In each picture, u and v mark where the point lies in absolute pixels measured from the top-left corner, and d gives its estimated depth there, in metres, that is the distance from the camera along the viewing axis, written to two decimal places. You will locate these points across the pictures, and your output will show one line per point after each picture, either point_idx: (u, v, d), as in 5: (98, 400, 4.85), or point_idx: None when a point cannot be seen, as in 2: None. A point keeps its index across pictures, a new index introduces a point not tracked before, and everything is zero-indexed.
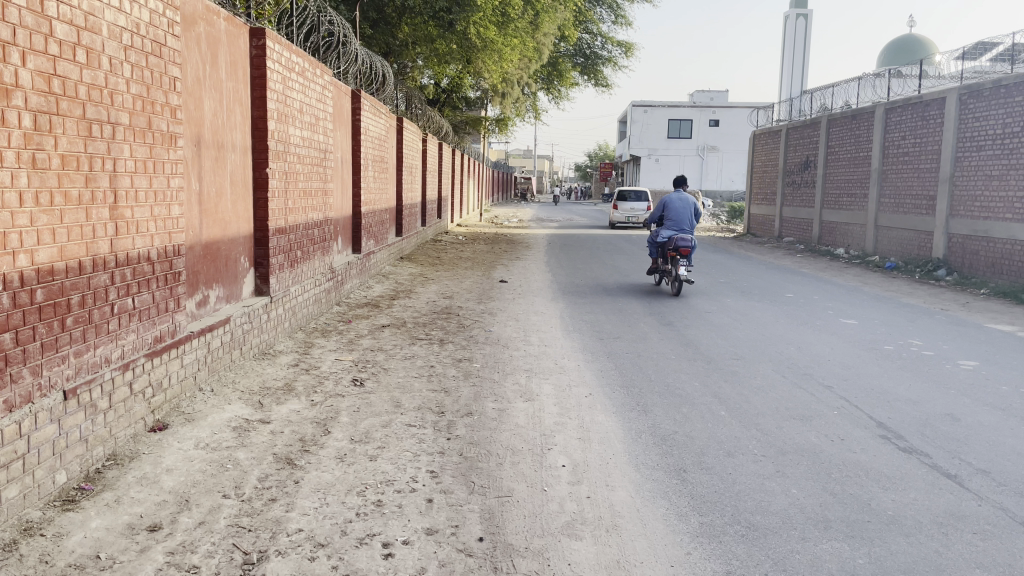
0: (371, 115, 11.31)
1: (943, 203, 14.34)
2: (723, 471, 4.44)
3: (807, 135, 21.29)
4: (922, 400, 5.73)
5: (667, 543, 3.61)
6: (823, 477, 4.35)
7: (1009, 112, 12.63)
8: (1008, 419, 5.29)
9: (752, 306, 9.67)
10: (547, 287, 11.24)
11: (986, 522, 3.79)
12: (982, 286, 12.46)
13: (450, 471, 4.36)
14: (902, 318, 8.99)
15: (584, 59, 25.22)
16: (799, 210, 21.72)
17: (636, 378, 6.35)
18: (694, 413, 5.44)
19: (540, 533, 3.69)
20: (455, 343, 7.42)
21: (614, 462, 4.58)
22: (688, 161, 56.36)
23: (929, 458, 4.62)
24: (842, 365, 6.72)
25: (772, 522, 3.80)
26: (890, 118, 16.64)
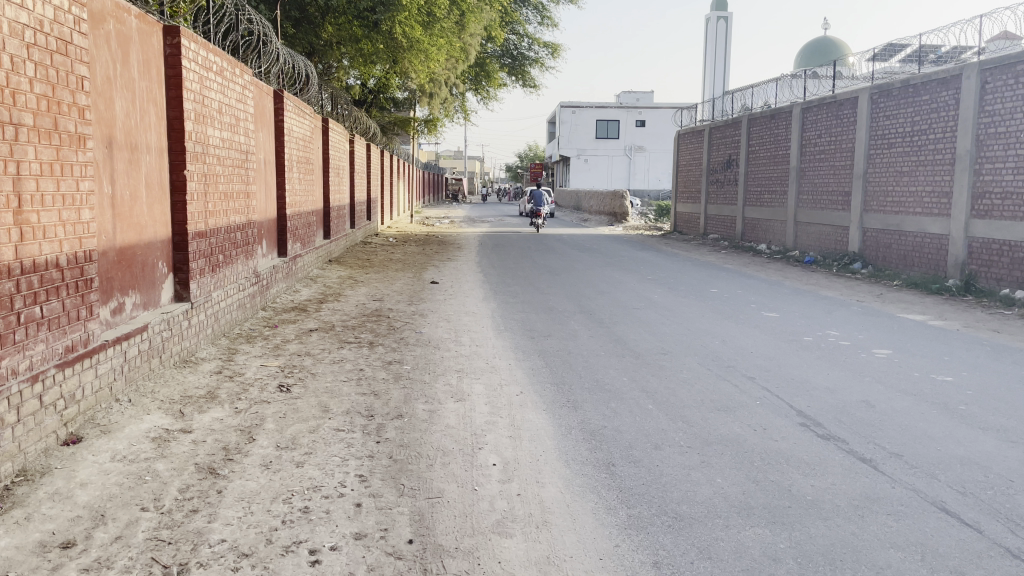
0: (295, 116, 11.11)
1: (857, 199, 14.90)
2: (651, 464, 4.50)
3: (729, 134, 21.85)
4: (839, 388, 5.94)
5: (596, 537, 3.64)
6: (746, 466, 4.46)
7: (917, 111, 13.21)
8: (919, 404, 5.53)
9: (679, 301, 9.87)
10: (479, 287, 11.23)
11: (899, 503, 3.95)
12: (894, 278, 13.01)
13: (379, 474, 4.32)
14: (820, 310, 9.31)
15: (511, 59, 25.26)
16: (722, 208, 22.26)
17: (566, 374, 6.41)
18: (623, 407, 5.52)
19: (470, 533, 3.68)
20: (385, 346, 7.34)
21: (544, 458, 4.61)
22: (616, 161, 57.15)
23: (845, 444, 4.78)
24: (764, 357, 6.91)
25: (697, 511, 3.88)
26: (807, 117, 17.20)
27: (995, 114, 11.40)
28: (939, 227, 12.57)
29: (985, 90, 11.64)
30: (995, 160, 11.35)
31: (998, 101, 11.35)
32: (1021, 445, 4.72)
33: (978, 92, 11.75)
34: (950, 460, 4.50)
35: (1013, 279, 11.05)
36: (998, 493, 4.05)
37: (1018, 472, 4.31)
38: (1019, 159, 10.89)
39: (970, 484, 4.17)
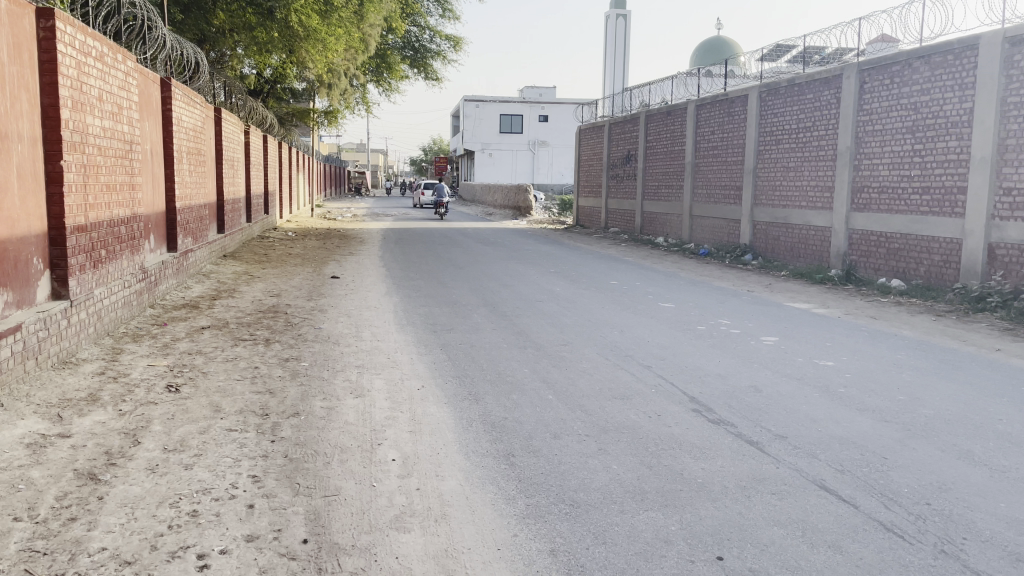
0: (184, 105, 10.66)
1: (748, 193, 15.51)
2: (549, 453, 4.56)
3: (628, 130, 22.33)
4: (730, 374, 6.18)
5: (494, 527, 3.67)
6: (641, 452, 4.58)
7: (802, 109, 13.85)
8: (803, 388, 5.82)
9: (581, 293, 10.03)
10: (380, 281, 11.10)
11: (783, 483, 4.14)
12: (782, 269, 13.62)
13: (273, 474, 4.20)
14: (713, 300, 9.65)
15: (413, 51, 24.98)
16: (622, 202, 22.76)
17: (467, 367, 6.41)
18: (524, 398, 5.57)
19: (367, 530, 3.63)
20: (282, 343, 7.15)
21: (443, 452, 4.60)
22: (520, 155, 57.54)
23: (734, 427, 4.98)
24: (660, 346, 7.10)
25: (594, 498, 3.96)
26: (700, 114, 17.78)
27: (873, 113, 12.09)
28: (823, 220, 13.23)
29: (863, 90, 12.32)
30: (873, 157, 12.04)
31: (875, 101, 12.03)
32: (894, 424, 5.03)
33: (857, 91, 12.43)
34: (829, 440, 4.75)
35: (889, 269, 11.75)
36: (872, 470, 4.30)
37: (891, 450, 4.59)
38: (894, 156, 11.58)
39: (848, 462, 4.41)
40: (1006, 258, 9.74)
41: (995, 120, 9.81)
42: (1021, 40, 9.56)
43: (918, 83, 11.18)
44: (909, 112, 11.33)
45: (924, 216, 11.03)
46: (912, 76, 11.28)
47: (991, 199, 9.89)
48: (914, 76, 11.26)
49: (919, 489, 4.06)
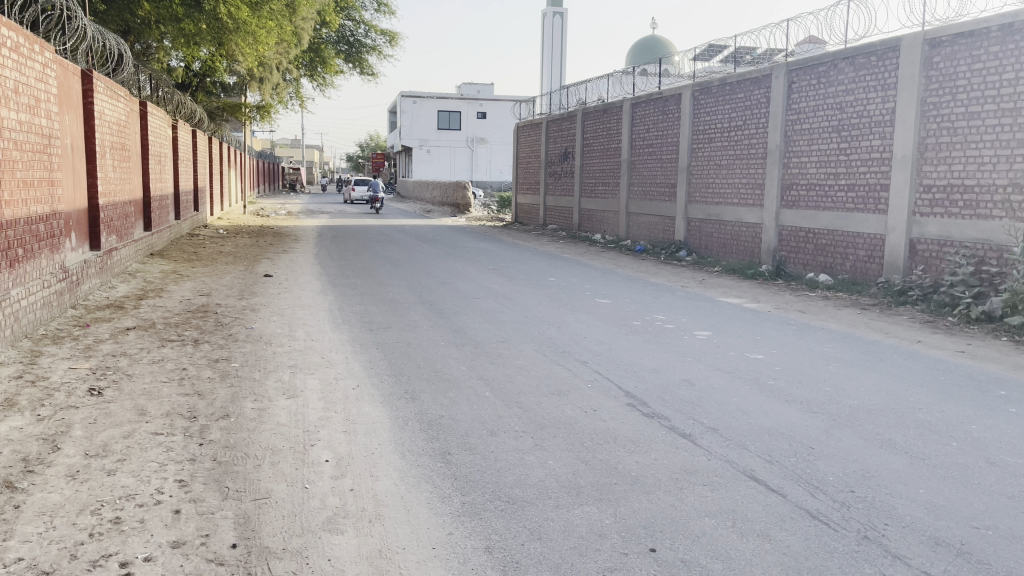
0: (108, 98, 10.28)
1: (682, 191, 15.78)
2: (486, 450, 4.55)
3: (565, 127, 22.47)
4: (664, 368, 6.27)
5: (429, 526, 3.63)
6: (576, 447, 4.60)
7: (734, 108, 14.16)
8: (734, 381, 5.94)
9: (518, 290, 10.04)
10: (315, 279, 10.91)
11: (714, 474, 4.22)
12: (715, 264, 13.90)
13: (201, 478, 4.08)
14: (648, 296, 9.78)
15: (347, 46, 24.63)
16: (559, 199, 22.91)
17: (403, 366, 6.35)
18: (460, 396, 5.54)
19: (298, 532, 3.56)
20: (212, 343, 6.96)
21: (378, 451, 4.54)
22: (457, 152, 57.41)
23: (667, 421, 5.05)
24: (597, 342, 7.16)
25: (530, 494, 3.96)
26: (636, 112, 18.01)
27: (801, 113, 12.43)
28: (754, 216, 13.55)
29: (791, 90, 12.66)
30: (801, 155, 12.38)
31: (803, 101, 12.37)
32: (820, 414, 5.17)
33: (786, 91, 12.75)
34: (759, 431, 4.86)
35: (816, 264, 12.10)
36: (800, 460, 4.41)
37: (817, 440, 4.72)
38: (821, 154, 11.93)
39: (776, 453, 4.52)
40: (926, 253, 10.13)
41: (915, 120, 10.20)
42: (939, 42, 9.95)
43: (843, 83, 11.54)
44: (835, 112, 11.69)
45: (849, 213, 11.39)
46: (837, 77, 11.63)
47: (911, 196, 10.28)
48: (839, 77, 11.61)
49: (843, 477, 4.18)
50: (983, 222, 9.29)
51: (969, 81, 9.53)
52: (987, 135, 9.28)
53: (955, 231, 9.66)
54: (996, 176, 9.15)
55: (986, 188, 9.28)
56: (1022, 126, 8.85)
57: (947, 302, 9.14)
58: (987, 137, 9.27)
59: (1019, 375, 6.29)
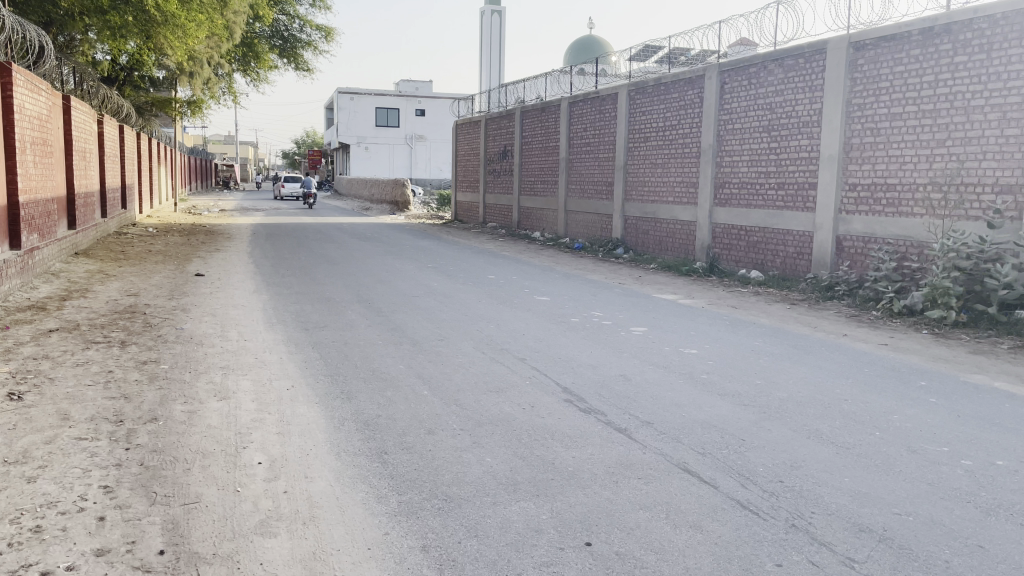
0: (27, 92, 9.87)
1: (619, 189, 15.98)
2: (423, 449, 4.52)
3: (504, 125, 22.51)
4: (600, 364, 6.35)
5: (365, 527, 3.60)
6: (514, 444, 4.62)
7: (669, 108, 14.40)
8: (669, 375, 6.05)
9: (457, 288, 10.01)
10: (250, 278, 10.68)
11: (649, 467, 4.28)
12: (651, 261, 14.11)
13: (127, 483, 3.96)
14: (586, 293, 9.88)
15: (282, 41, 24.16)
16: (498, 197, 22.95)
17: (339, 365, 6.27)
18: (398, 395, 5.50)
19: (229, 537, 3.48)
20: (140, 345, 6.75)
21: (313, 452, 4.48)
22: (396, 149, 56.96)
23: (604, 416, 5.11)
24: (535, 339, 7.20)
25: (467, 492, 3.96)
26: (573, 111, 18.15)
27: (732, 113, 12.71)
28: (688, 214, 13.80)
29: (723, 90, 12.94)
30: (733, 154, 12.67)
31: (735, 101, 12.66)
32: (751, 407, 5.30)
33: (718, 91, 13.03)
34: (692, 424, 4.96)
35: (748, 261, 12.39)
36: (732, 452, 4.52)
37: (748, 432, 4.84)
38: (753, 153, 12.23)
39: (709, 445, 4.61)
40: (852, 250, 10.47)
41: (841, 121, 10.54)
42: (864, 45, 10.30)
43: (772, 85, 11.84)
44: (765, 112, 11.99)
45: (780, 211, 11.70)
46: (767, 78, 11.94)
47: (838, 195, 10.61)
48: (769, 78, 11.91)
49: (772, 468, 4.30)
50: (905, 220, 9.67)
51: (892, 83, 9.89)
52: (909, 136, 9.64)
53: (879, 229, 10.02)
54: (916, 176, 9.52)
55: (908, 187, 9.65)
56: (941, 127, 9.23)
57: (871, 296, 9.48)
58: (909, 138, 9.64)
59: (938, 366, 6.57)
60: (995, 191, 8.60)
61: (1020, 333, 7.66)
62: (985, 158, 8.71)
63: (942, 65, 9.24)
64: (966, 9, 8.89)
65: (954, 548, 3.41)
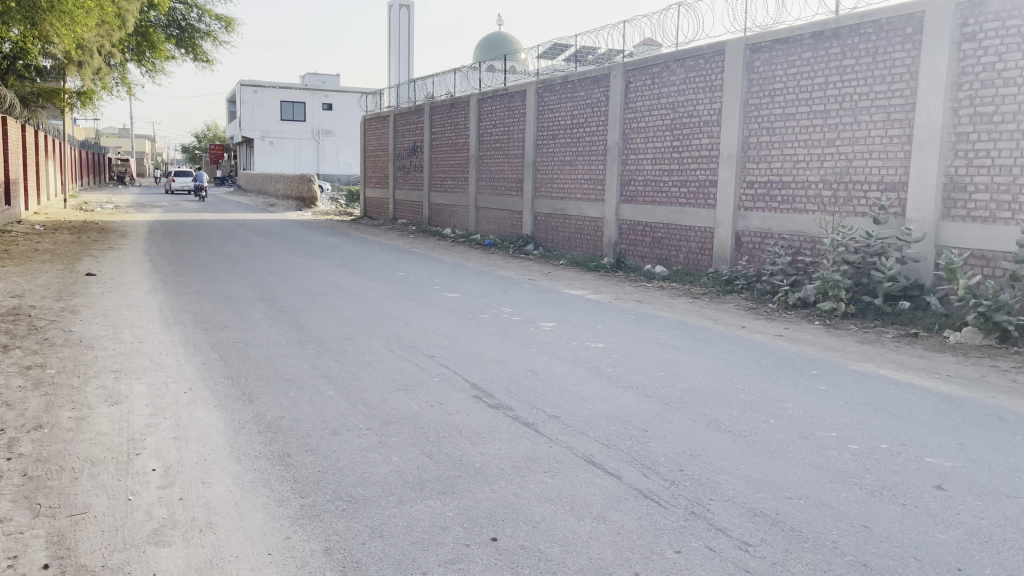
0: None
1: (529, 185, 16.11)
2: (327, 450, 4.44)
3: (413, 121, 22.34)
4: (509, 360, 6.38)
5: (265, 532, 3.50)
6: (421, 442, 4.59)
7: (576, 106, 14.60)
8: (575, 369, 6.14)
9: (365, 286, 9.87)
10: (146, 278, 10.24)
11: (556, 461, 4.33)
12: (560, 257, 14.28)
13: (7, 496, 3.73)
14: (496, 289, 9.92)
15: (179, 30, 23.23)
16: (408, 193, 22.78)
17: (241, 366, 6.09)
18: (301, 395, 5.38)
19: (119, 547, 3.33)
20: (24, 349, 6.37)
21: (212, 457, 4.33)
22: (302, 144, 55.75)
23: (512, 411, 5.14)
24: (444, 336, 7.18)
25: (372, 492, 3.91)
26: (482, 107, 18.18)
27: (637, 112, 13.00)
28: (596, 211, 14.03)
29: (628, 89, 13.20)
30: (638, 152, 12.95)
31: (639, 100, 12.94)
32: (654, 398, 5.43)
33: (623, 90, 13.29)
34: (598, 417, 5.04)
35: (653, 256, 12.70)
36: (635, 443, 4.62)
37: (651, 423, 4.95)
38: (657, 151, 12.53)
39: (613, 437, 4.71)
40: (750, 245, 10.86)
41: (739, 121, 10.92)
42: (759, 47, 10.70)
43: (674, 84, 12.17)
44: (668, 111, 12.30)
45: (682, 208, 12.03)
46: (670, 78, 12.25)
47: (737, 192, 11.00)
48: (671, 78, 12.22)
49: (673, 457, 4.42)
50: (799, 216, 10.11)
51: (785, 85, 10.30)
52: (802, 136, 10.08)
53: (775, 225, 10.44)
54: (809, 174, 9.97)
55: (801, 184, 10.10)
56: (830, 127, 9.69)
57: (768, 290, 9.86)
58: (801, 138, 10.08)
59: (829, 355, 6.89)
60: (880, 189, 9.09)
61: (903, 323, 8.13)
62: (871, 158, 9.20)
63: (832, 68, 9.69)
64: (854, 15, 9.35)
65: (841, 528, 3.58)
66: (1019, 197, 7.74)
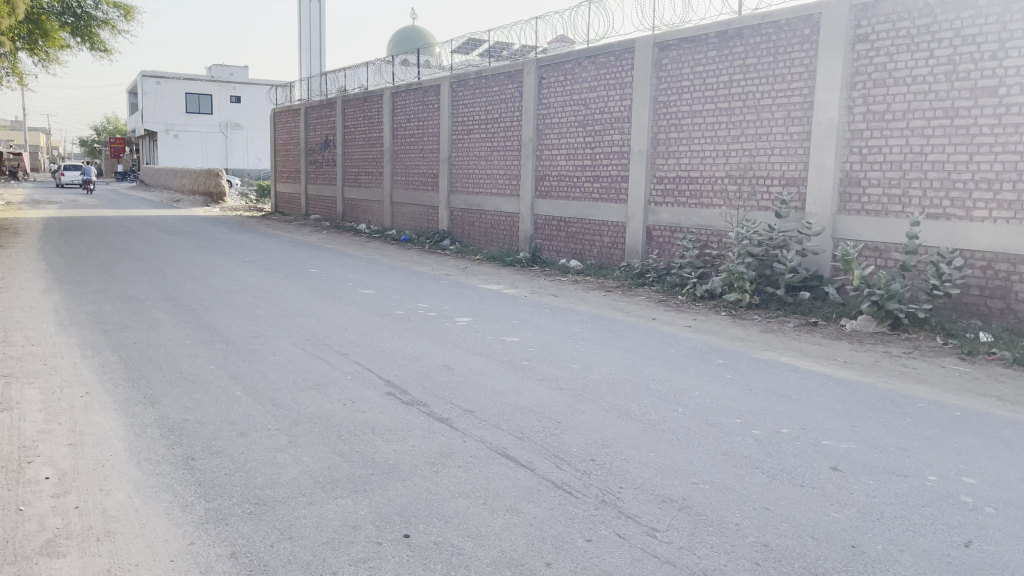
0: None
1: (444, 180, 16.05)
2: (234, 452, 4.32)
3: (325, 114, 21.93)
4: (424, 356, 6.35)
5: (168, 538, 3.39)
6: (332, 441, 4.52)
7: (490, 101, 14.63)
8: (491, 364, 6.16)
9: (276, 283, 9.65)
10: (39, 277, 9.72)
11: (469, 455, 4.34)
12: (477, 253, 14.29)
13: None
14: (411, 284, 9.85)
15: (74, 18, 22.15)
16: (321, 188, 22.36)
17: (143, 368, 5.87)
18: (208, 397, 5.22)
19: (9, 560, 3.16)
20: None
21: (111, 463, 4.16)
22: (210, 137, 54.00)
23: (426, 407, 5.12)
24: (357, 333, 7.08)
25: (281, 493, 3.83)
26: (396, 101, 18.01)
27: (550, 107, 13.12)
28: (511, 206, 14.10)
29: (542, 85, 13.31)
30: (552, 147, 13.08)
31: (552, 96, 13.07)
32: (567, 391, 5.50)
33: (537, 86, 13.39)
34: (512, 410, 5.08)
35: (568, 250, 12.86)
36: (548, 435, 4.67)
37: (564, 415, 5.02)
38: (570, 147, 12.68)
39: (527, 429, 4.75)
40: (660, 239, 11.11)
41: (650, 117, 11.15)
42: (668, 46, 10.94)
43: (586, 81, 12.33)
44: (580, 107, 12.46)
45: (596, 202, 12.22)
46: (582, 74, 12.40)
47: (647, 187, 11.24)
48: (583, 75, 12.39)
49: (585, 448, 4.49)
50: (706, 211, 10.41)
51: (692, 82, 10.58)
52: (708, 132, 10.38)
53: (684, 219, 10.71)
54: (716, 169, 10.27)
55: (708, 179, 10.39)
56: (735, 124, 10.00)
57: (678, 282, 10.12)
58: (708, 134, 10.37)
59: (734, 345, 7.13)
60: (782, 184, 9.45)
61: (804, 312, 8.48)
62: (773, 154, 9.55)
63: (735, 67, 9.99)
64: (755, 16, 9.68)
65: (743, 511, 3.72)
66: (908, 191, 8.19)
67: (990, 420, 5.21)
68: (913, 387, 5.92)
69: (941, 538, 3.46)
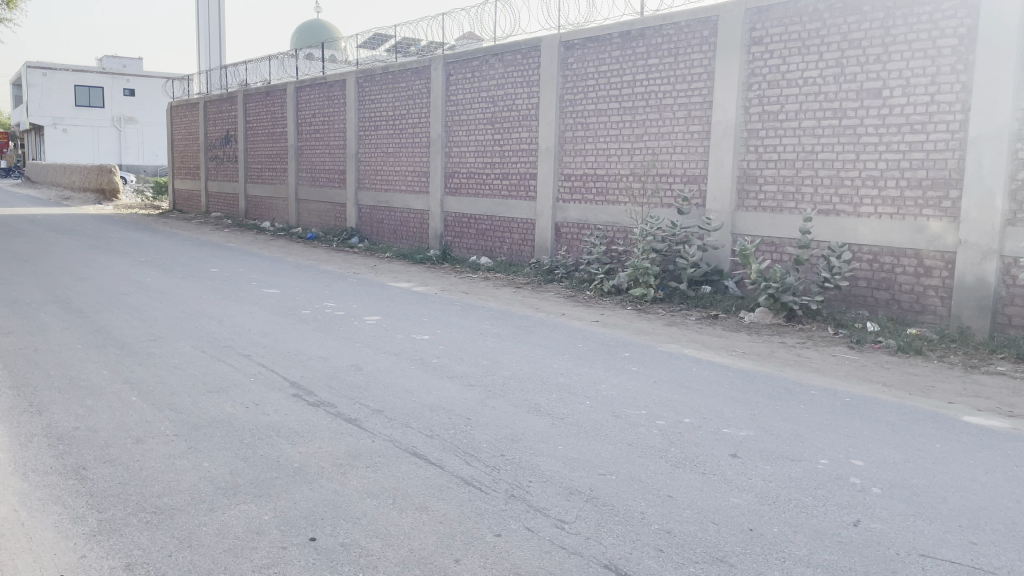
0: None
1: (351, 177, 15.80)
2: (130, 460, 4.14)
3: (226, 109, 21.24)
4: (331, 356, 6.24)
5: (56, 552, 3.22)
6: (235, 445, 4.39)
7: (398, 97, 14.50)
8: (400, 362, 6.11)
9: (175, 283, 9.29)
10: None
11: (378, 455, 4.30)
12: (386, 250, 14.12)
13: None
14: (318, 283, 9.66)
15: None
16: (222, 185, 21.64)
17: (29, 374, 5.55)
18: (101, 403, 4.98)
19: None
20: None
21: None
22: (101, 132, 51.44)
23: (334, 408, 5.04)
24: (262, 333, 6.90)
25: (180, 501, 3.70)
26: (300, 96, 17.61)
27: (459, 104, 13.11)
28: (421, 203, 14.01)
29: (449, 82, 13.27)
30: (461, 145, 13.07)
31: (460, 93, 13.06)
32: (477, 387, 5.52)
33: (445, 83, 13.35)
34: (421, 409, 5.05)
35: (478, 248, 12.87)
36: (457, 432, 4.67)
37: (473, 411, 5.03)
38: (479, 144, 12.70)
39: (436, 427, 4.73)
40: (569, 235, 11.26)
41: (557, 115, 11.29)
42: (573, 45, 11.09)
43: (494, 78, 12.37)
44: (488, 105, 12.50)
45: (505, 200, 12.28)
46: (489, 71, 12.44)
47: (555, 184, 11.37)
48: (490, 72, 12.42)
49: (494, 443, 4.51)
50: (612, 207, 10.62)
51: (597, 81, 10.77)
52: (613, 131, 10.58)
53: (591, 215, 10.90)
54: (621, 167, 10.48)
55: (614, 176, 10.60)
56: (639, 122, 10.23)
57: (586, 278, 10.28)
58: (614, 132, 10.57)
59: (640, 338, 7.31)
60: (683, 181, 9.73)
61: (706, 305, 8.76)
62: (674, 152, 9.82)
63: (638, 66, 10.22)
64: (656, 17, 9.93)
65: (648, 499, 3.82)
66: (801, 188, 8.57)
67: (877, 404, 5.51)
68: (807, 375, 6.21)
69: (833, 518, 3.64)
